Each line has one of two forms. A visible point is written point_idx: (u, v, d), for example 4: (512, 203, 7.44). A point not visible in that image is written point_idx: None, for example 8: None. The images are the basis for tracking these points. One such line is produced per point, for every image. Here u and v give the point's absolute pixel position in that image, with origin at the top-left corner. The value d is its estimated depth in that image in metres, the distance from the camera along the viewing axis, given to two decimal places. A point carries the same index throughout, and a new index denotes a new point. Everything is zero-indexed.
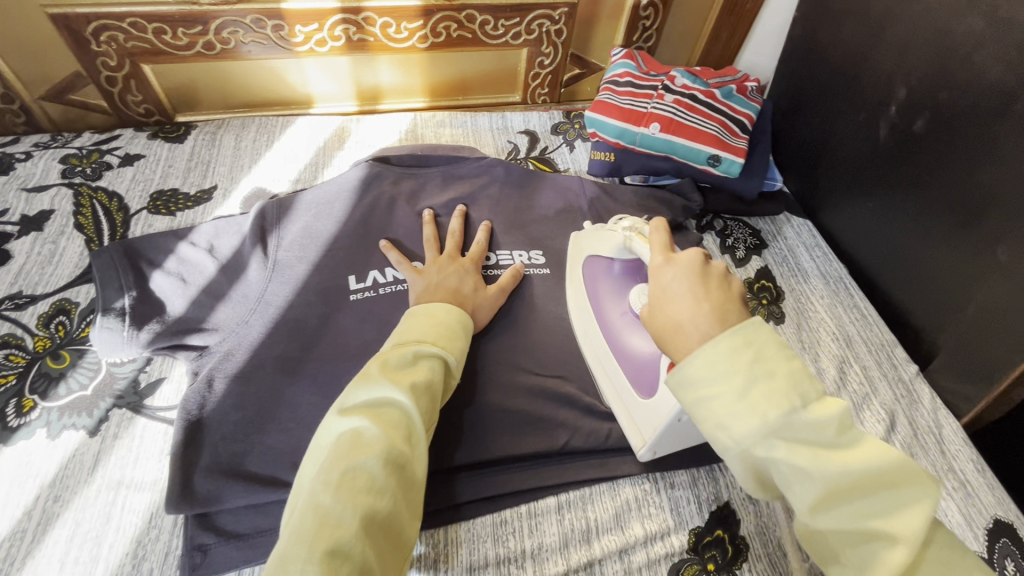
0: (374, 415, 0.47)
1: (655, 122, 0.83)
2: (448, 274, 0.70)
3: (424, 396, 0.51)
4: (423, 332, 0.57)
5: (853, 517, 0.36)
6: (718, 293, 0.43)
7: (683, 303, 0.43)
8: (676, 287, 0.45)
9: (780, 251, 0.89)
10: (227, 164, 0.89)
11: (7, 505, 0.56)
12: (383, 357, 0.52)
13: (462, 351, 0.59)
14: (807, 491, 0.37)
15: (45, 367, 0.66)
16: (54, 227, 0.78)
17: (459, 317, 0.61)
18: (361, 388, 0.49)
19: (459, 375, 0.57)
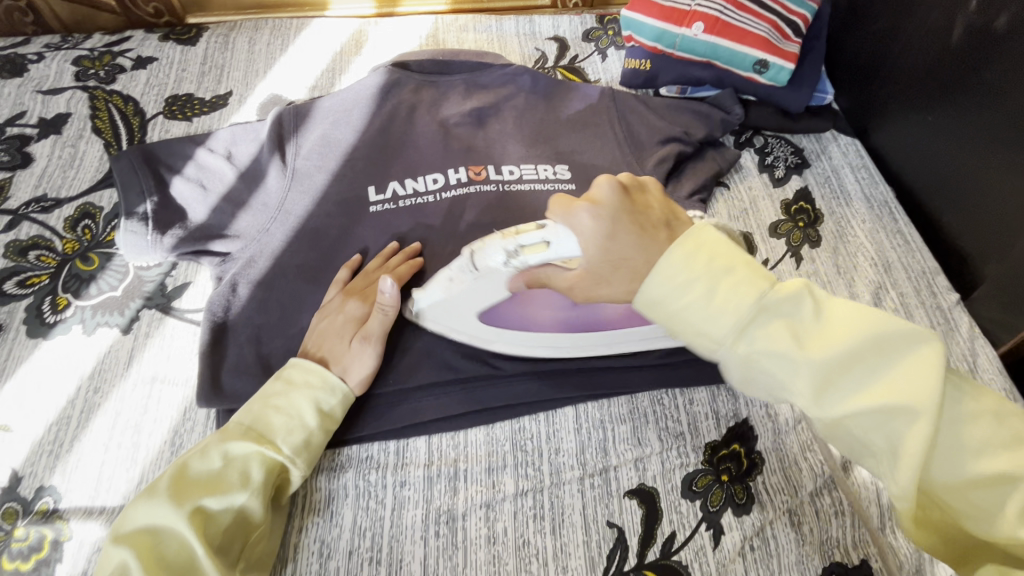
0: (144, 547, 0.46)
1: (698, 21, 0.76)
2: (326, 321, 0.61)
3: (227, 514, 0.49)
4: (252, 417, 0.53)
5: (869, 391, 0.40)
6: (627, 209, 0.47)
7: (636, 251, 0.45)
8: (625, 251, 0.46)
9: (823, 171, 0.84)
10: (241, 68, 0.85)
11: (53, 394, 0.59)
12: (182, 468, 0.50)
13: (309, 447, 0.54)
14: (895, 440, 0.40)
15: (75, 269, 0.66)
16: (72, 130, 0.76)
17: (305, 396, 0.55)
18: (146, 505, 0.48)
19: (300, 474, 0.54)
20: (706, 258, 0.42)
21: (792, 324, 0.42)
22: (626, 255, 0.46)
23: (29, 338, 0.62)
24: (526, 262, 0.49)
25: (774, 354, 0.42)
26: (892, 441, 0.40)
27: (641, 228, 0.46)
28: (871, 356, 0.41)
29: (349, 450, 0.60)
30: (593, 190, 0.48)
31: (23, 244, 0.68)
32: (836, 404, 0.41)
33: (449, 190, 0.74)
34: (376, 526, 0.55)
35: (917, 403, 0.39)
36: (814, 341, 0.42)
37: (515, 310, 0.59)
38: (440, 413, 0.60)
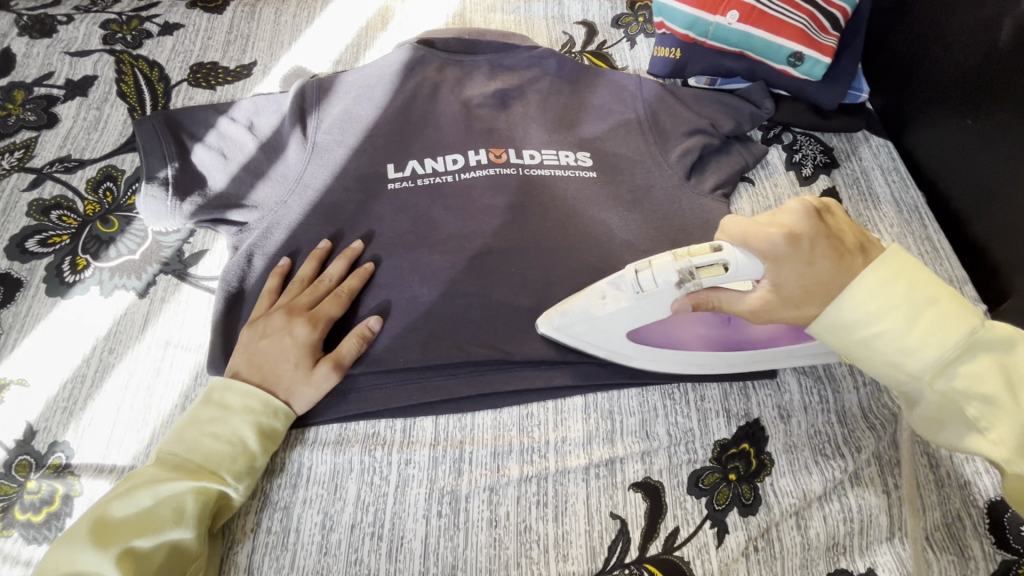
0: None
1: (733, 10, 0.72)
2: (269, 343, 0.59)
3: (160, 550, 0.49)
4: (188, 449, 0.53)
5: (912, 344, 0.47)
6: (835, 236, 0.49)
7: (837, 281, 0.48)
8: (824, 275, 0.48)
9: (852, 172, 0.81)
10: (266, 39, 0.84)
11: (69, 352, 0.60)
12: (108, 506, 0.49)
13: (251, 470, 0.54)
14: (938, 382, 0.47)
15: (96, 231, 0.67)
16: (97, 93, 0.77)
17: (241, 421, 0.55)
18: (66, 547, 0.47)
19: (241, 499, 0.54)
20: (906, 287, 0.46)
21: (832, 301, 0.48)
22: (827, 281, 0.48)
23: (49, 296, 0.63)
24: (706, 280, 0.51)
25: (972, 394, 0.46)
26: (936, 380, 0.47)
27: (841, 255, 0.48)
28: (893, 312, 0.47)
29: (356, 426, 0.60)
30: (785, 212, 0.49)
31: (46, 203, 0.68)
32: (1010, 439, 0.46)
33: (469, 171, 0.73)
34: (379, 502, 0.56)
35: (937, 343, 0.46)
36: (987, 379, 0.46)
37: (660, 328, 0.60)
38: (448, 394, 0.60)
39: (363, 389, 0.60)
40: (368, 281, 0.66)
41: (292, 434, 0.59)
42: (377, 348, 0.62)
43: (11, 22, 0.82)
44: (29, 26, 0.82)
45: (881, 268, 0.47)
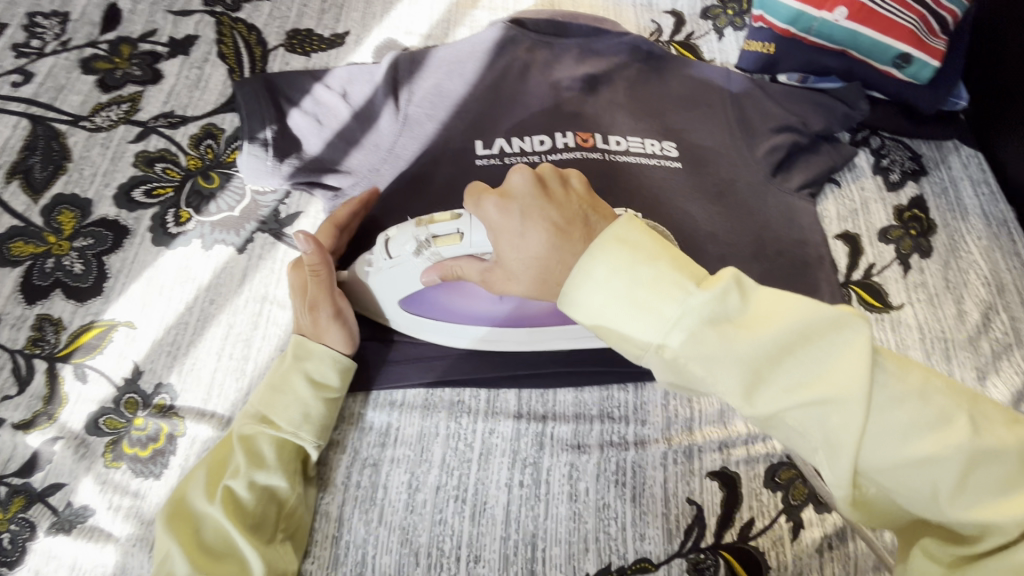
0: (184, 534, 0.49)
1: (843, 6, 0.72)
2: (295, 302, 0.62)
3: (255, 495, 0.52)
4: (261, 404, 0.55)
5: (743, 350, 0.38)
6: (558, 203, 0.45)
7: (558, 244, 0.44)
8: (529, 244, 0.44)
9: (941, 181, 0.79)
10: (359, 9, 0.85)
11: (172, 299, 0.63)
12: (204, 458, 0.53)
13: (319, 421, 0.55)
14: (811, 411, 0.37)
15: (198, 186, 0.69)
16: (199, 53, 0.79)
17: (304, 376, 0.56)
18: (176, 493, 0.51)
19: (313, 446, 0.55)
20: (671, 262, 0.40)
21: (636, 287, 0.39)
22: (543, 255, 0.44)
23: (154, 245, 0.65)
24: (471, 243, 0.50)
25: (810, 402, 0.37)
26: (807, 413, 0.37)
27: (557, 227, 0.44)
28: (716, 306, 0.38)
29: (441, 393, 0.61)
30: (507, 181, 0.47)
31: (151, 155, 0.71)
32: (793, 415, 0.38)
33: (556, 153, 0.73)
34: (463, 467, 0.57)
35: (776, 342, 0.38)
36: (759, 351, 0.38)
37: (441, 298, 0.59)
38: (531, 369, 0.61)
39: (449, 358, 0.61)
40: None
41: (378, 396, 0.61)
42: None
43: None
44: None
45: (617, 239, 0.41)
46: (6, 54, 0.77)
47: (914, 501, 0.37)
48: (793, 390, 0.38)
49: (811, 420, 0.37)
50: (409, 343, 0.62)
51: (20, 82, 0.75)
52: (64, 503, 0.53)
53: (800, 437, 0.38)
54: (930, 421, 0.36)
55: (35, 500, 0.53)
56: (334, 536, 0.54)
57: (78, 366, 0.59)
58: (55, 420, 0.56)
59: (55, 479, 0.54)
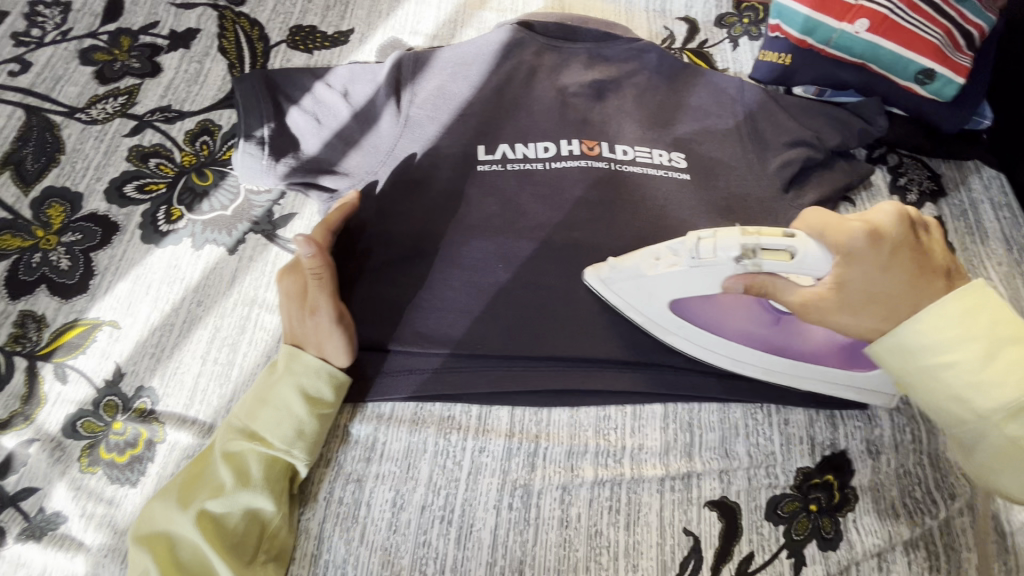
0: (161, 551, 0.47)
1: (863, 18, 0.69)
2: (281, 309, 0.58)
3: (235, 513, 0.50)
4: (246, 417, 0.53)
5: (941, 361, 0.45)
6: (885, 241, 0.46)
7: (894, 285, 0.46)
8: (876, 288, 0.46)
9: (960, 203, 0.76)
10: (365, 7, 0.83)
11: (158, 299, 0.61)
12: (187, 471, 0.51)
13: (305, 437, 0.53)
14: (986, 410, 0.43)
15: (191, 183, 0.68)
16: (200, 47, 0.77)
17: (291, 390, 0.54)
18: (153, 508, 0.49)
19: (302, 463, 0.53)
20: (989, 317, 0.44)
21: (915, 314, 0.46)
22: (886, 291, 0.46)
23: (144, 243, 0.64)
24: (762, 265, 0.48)
25: (955, 396, 0.44)
26: (978, 407, 0.44)
27: (875, 241, 0.45)
28: (964, 327, 0.44)
29: (431, 407, 0.59)
30: (873, 212, 0.47)
31: (145, 150, 0.69)
32: (1004, 402, 0.43)
33: (560, 161, 0.70)
34: (451, 486, 0.55)
35: (965, 353, 0.44)
36: (1006, 341, 0.44)
37: (706, 307, 0.57)
38: (526, 386, 0.58)
39: (440, 372, 0.59)
40: (450, 261, 0.64)
41: (367, 407, 0.59)
42: (457, 330, 0.60)
43: None
44: None
45: (962, 296, 0.45)
46: (5, 42, 0.76)
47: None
48: (961, 394, 0.44)
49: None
50: (402, 353, 0.60)
51: (17, 71, 0.74)
52: (36, 509, 0.52)
53: (968, 430, 0.45)
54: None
55: (7, 504, 0.52)
56: (313, 554, 0.52)
57: (60, 365, 0.57)
58: (32, 421, 0.55)
59: (29, 482, 0.52)
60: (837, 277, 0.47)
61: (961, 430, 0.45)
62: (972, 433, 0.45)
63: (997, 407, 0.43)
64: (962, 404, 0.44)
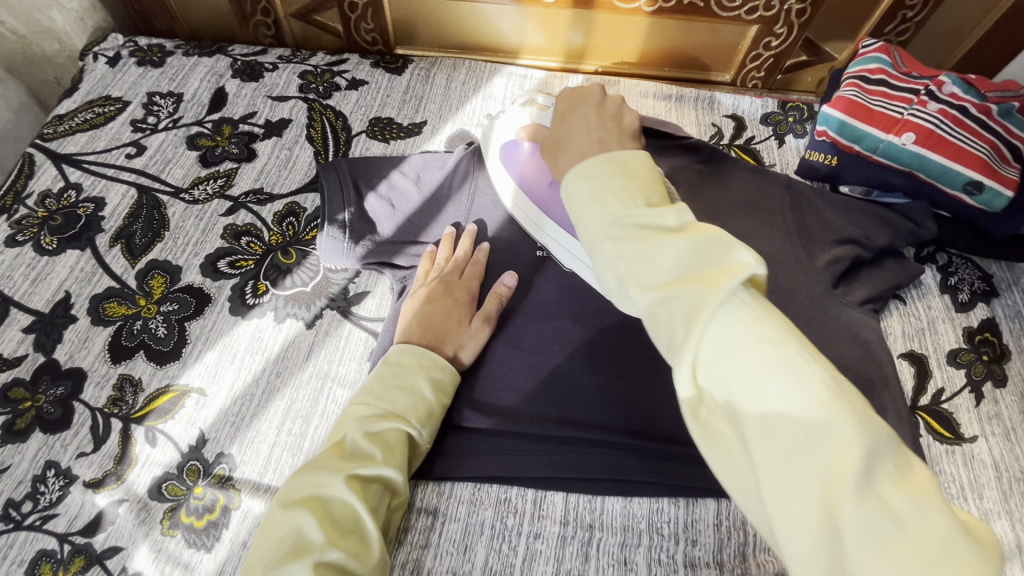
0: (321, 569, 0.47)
1: (909, 132, 0.74)
2: (418, 317, 0.66)
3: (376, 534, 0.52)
4: (383, 428, 0.56)
5: (679, 282, 0.39)
6: (606, 118, 0.55)
7: (587, 116, 0.56)
8: (577, 114, 0.57)
9: (1013, 304, 0.77)
10: (437, 102, 0.92)
11: (242, 369, 0.66)
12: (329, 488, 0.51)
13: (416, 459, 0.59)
14: (689, 321, 0.37)
15: (277, 260, 0.74)
16: (291, 135, 0.86)
17: (425, 411, 0.59)
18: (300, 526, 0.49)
19: (428, 445, 0.59)
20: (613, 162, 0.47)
21: (608, 199, 0.45)
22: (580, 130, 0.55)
23: (232, 315, 0.70)
24: (538, 118, 0.71)
25: (682, 312, 0.38)
26: (681, 315, 0.38)
27: (598, 103, 0.57)
28: (614, 189, 0.45)
29: (488, 488, 0.61)
30: (588, 88, 0.59)
31: (238, 229, 0.76)
32: (596, 216, 0.45)
33: None
34: (506, 572, 0.56)
35: (680, 262, 0.40)
36: (616, 182, 0.46)
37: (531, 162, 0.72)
38: (583, 475, 0.60)
39: (499, 456, 0.61)
40: (512, 339, 0.67)
41: (429, 486, 0.61)
42: (516, 409, 0.63)
43: (228, 64, 0.94)
44: (240, 70, 0.94)
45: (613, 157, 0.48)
46: (125, 128, 0.86)
47: (692, 372, 0.38)
48: (677, 308, 0.38)
49: (629, 242, 0.42)
50: (462, 432, 0.63)
51: (133, 154, 0.83)
52: (120, 568, 0.55)
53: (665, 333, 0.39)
54: (809, 396, 0.33)
55: (93, 562, 0.55)
56: None
57: (150, 429, 0.62)
58: (122, 482, 0.59)
59: (115, 542, 0.56)
60: (567, 121, 0.57)
61: (674, 347, 0.39)
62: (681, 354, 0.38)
63: (634, 256, 0.41)
64: (680, 324, 0.38)
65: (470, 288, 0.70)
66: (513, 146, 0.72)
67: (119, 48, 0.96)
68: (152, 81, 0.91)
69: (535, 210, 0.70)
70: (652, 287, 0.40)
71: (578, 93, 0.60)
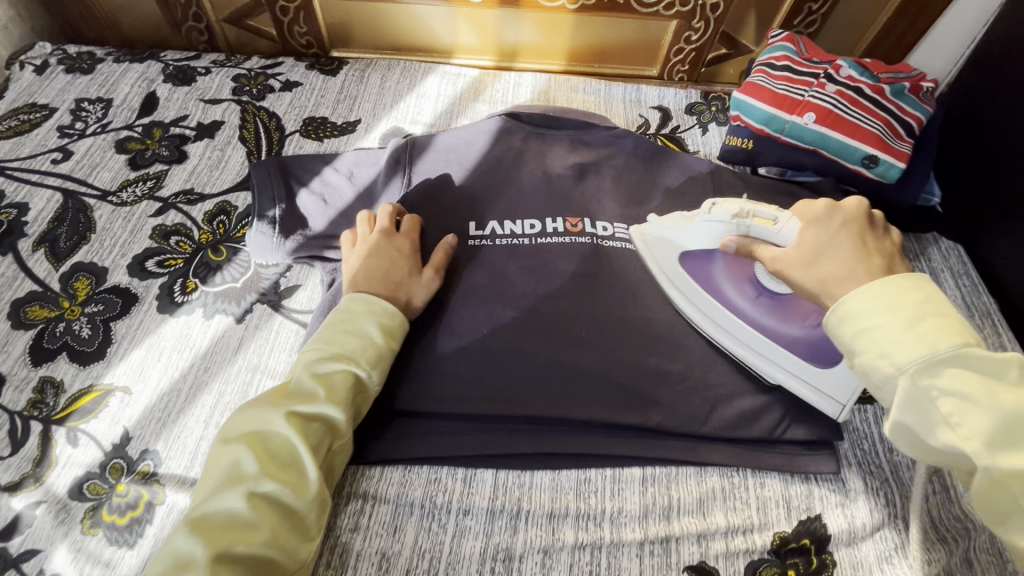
0: (253, 498, 0.49)
1: (810, 112, 0.78)
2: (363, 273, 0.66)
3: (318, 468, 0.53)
4: (330, 373, 0.57)
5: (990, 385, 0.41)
6: (872, 242, 0.55)
7: (849, 255, 0.53)
8: (837, 239, 0.55)
9: (921, 272, 0.81)
10: (371, 101, 0.94)
11: (168, 366, 0.66)
12: (270, 425, 0.53)
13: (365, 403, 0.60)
14: (955, 383, 0.42)
15: (207, 258, 0.74)
16: (223, 137, 0.87)
17: (371, 354, 0.59)
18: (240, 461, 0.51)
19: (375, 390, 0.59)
20: (919, 297, 0.45)
21: (912, 326, 0.44)
22: (838, 264, 0.53)
23: (159, 313, 0.69)
24: (755, 229, 0.62)
25: (932, 373, 0.42)
26: (933, 377, 0.42)
27: (865, 249, 0.54)
28: (923, 317, 0.44)
29: (419, 470, 0.62)
30: (844, 203, 0.58)
31: (167, 229, 0.76)
32: (867, 311, 0.46)
33: (545, 237, 0.75)
34: (434, 550, 0.57)
35: (930, 336, 0.43)
36: (927, 311, 0.44)
37: (717, 270, 0.69)
38: (511, 450, 0.62)
39: (431, 437, 0.63)
40: (444, 325, 0.69)
41: (361, 470, 0.62)
42: (445, 391, 0.64)
43: (159, 69, 0.94)
44: (172, 75, 0.94)
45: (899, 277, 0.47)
46: (51, 134, 0.85)
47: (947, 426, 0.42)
48: (947, 380, 0.42)
49: (906, 333, 0.44)
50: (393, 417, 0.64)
51: (59, 159, 0.82)
52: (36, 571, 0.54)
53: (924, 403, 0.43)
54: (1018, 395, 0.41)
55: (8, 566, 0.54)
56: None
57: (72, 429, 0.61)
58: (41, 483, 0.58)
59: (32, 544, 0.55)
60: (838, 250, 0.54)
61: (929, 413, 0.43)
62: (945, 417, 0.42)
63: (907, 340, 0.43)
64: (944, 384, 0.42)
65: (411, 247, 0.71)
66: (701, 256, 0.69)
67: (47, 56, 0.95)
68: (81, 87, 0.91)
69: (706, 299, 0.68)
70: (934, 370, 0.42)
71: (832, 213, 0.57)
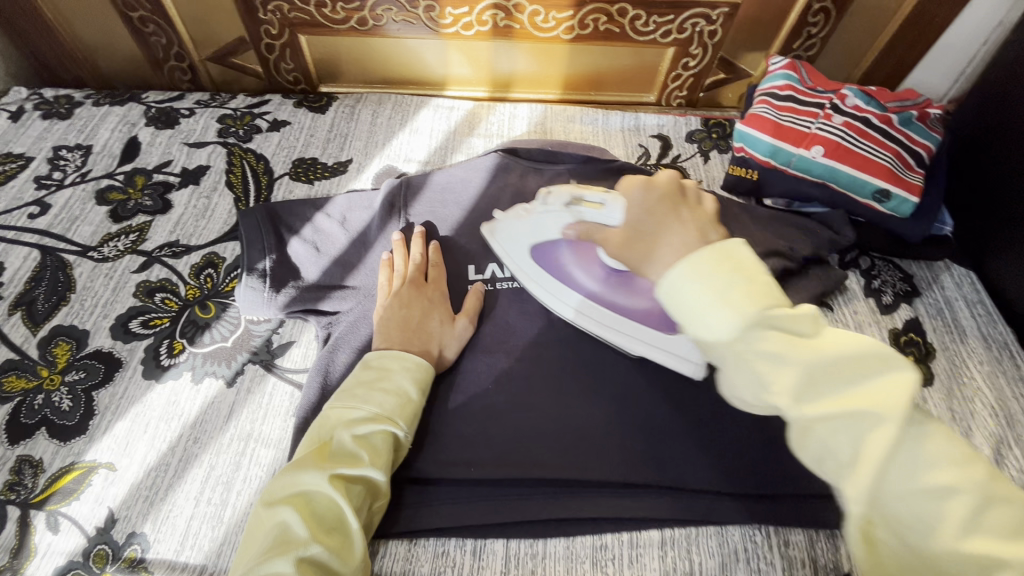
0: (302, 563, 0.46)
1: (818, 145, 0.77)
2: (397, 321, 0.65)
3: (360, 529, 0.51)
4: (369, 431, 0.55)
5: (850, 397, 0.36)
6: (671, 206, 0.47)
7: (671, 228, 0.45)
8: (640, 204, 0.48)
9: (935, 301, 0.78)
10: (362, 139, 0.91)
11: (155, 438, 0.62)
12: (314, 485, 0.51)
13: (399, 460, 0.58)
14: (825, 399, 0.36)
15: (194, 316, 0.71)
16: (208, 182, 0.83)
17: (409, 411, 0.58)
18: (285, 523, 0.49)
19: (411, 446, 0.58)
20: (730, 273, 0.38)
21: (763, 328, 0.37)
22: (675, 241, 0.43)
23: (145, 379, 0.65)
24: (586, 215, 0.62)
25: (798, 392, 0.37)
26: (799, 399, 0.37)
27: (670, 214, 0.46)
28: (779, 320, 0.37)
29: (425, 542, 0.58)
30: (657, 174, 0.49)
31: (152, 286, 0.72)
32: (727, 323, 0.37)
33: None
34: None
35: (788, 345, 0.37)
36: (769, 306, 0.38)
37: (561, 256, 0.70)
38: (521, 516, 0.59)
39: (437, 506, 0.59)
40: (446, 382, 0.66)
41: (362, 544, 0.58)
42: (451, 455, 0.61)
43: (141, 112, 0.91)
44: (154, 117, 0.90)
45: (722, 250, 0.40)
46: (27, 186, 0.81)
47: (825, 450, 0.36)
48: (807, 398, 0.37)
49: (764, 339, 0.37)
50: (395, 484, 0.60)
51: (36, 213, 0.78)
52: None
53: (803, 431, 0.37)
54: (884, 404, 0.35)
55: None
56: None
57: (52, 513, 0.57)
58: None
59: None
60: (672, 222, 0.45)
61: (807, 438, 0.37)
62: (822, 440, 0.36)
63: (762, 354, 0.37)
64: (813, 403, 0.37)
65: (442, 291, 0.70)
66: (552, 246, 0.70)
67: (23, 102, 0.91)
68: (58, 134, 0.87)
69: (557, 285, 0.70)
70: (792, 387, 0.37)
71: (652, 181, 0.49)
